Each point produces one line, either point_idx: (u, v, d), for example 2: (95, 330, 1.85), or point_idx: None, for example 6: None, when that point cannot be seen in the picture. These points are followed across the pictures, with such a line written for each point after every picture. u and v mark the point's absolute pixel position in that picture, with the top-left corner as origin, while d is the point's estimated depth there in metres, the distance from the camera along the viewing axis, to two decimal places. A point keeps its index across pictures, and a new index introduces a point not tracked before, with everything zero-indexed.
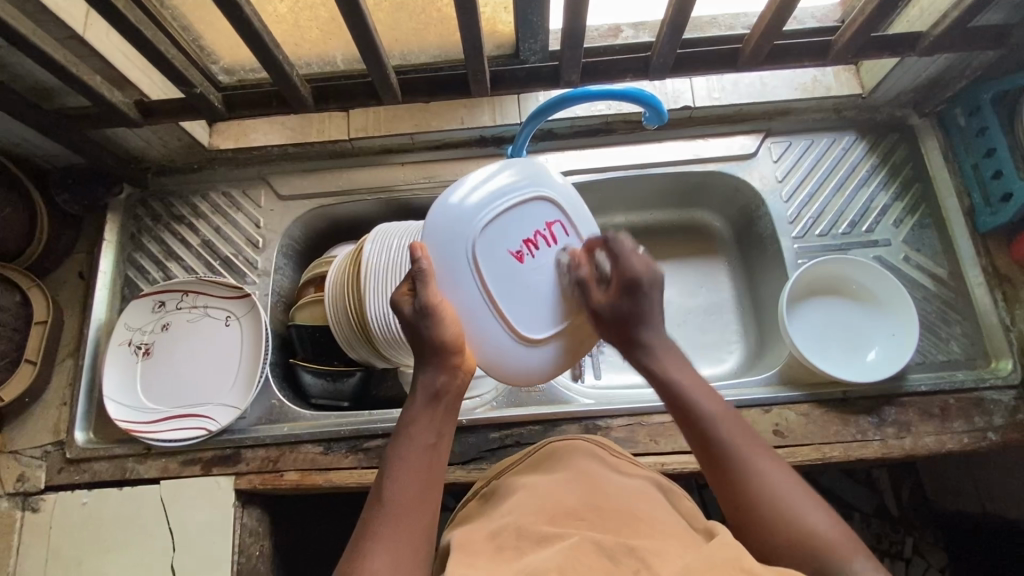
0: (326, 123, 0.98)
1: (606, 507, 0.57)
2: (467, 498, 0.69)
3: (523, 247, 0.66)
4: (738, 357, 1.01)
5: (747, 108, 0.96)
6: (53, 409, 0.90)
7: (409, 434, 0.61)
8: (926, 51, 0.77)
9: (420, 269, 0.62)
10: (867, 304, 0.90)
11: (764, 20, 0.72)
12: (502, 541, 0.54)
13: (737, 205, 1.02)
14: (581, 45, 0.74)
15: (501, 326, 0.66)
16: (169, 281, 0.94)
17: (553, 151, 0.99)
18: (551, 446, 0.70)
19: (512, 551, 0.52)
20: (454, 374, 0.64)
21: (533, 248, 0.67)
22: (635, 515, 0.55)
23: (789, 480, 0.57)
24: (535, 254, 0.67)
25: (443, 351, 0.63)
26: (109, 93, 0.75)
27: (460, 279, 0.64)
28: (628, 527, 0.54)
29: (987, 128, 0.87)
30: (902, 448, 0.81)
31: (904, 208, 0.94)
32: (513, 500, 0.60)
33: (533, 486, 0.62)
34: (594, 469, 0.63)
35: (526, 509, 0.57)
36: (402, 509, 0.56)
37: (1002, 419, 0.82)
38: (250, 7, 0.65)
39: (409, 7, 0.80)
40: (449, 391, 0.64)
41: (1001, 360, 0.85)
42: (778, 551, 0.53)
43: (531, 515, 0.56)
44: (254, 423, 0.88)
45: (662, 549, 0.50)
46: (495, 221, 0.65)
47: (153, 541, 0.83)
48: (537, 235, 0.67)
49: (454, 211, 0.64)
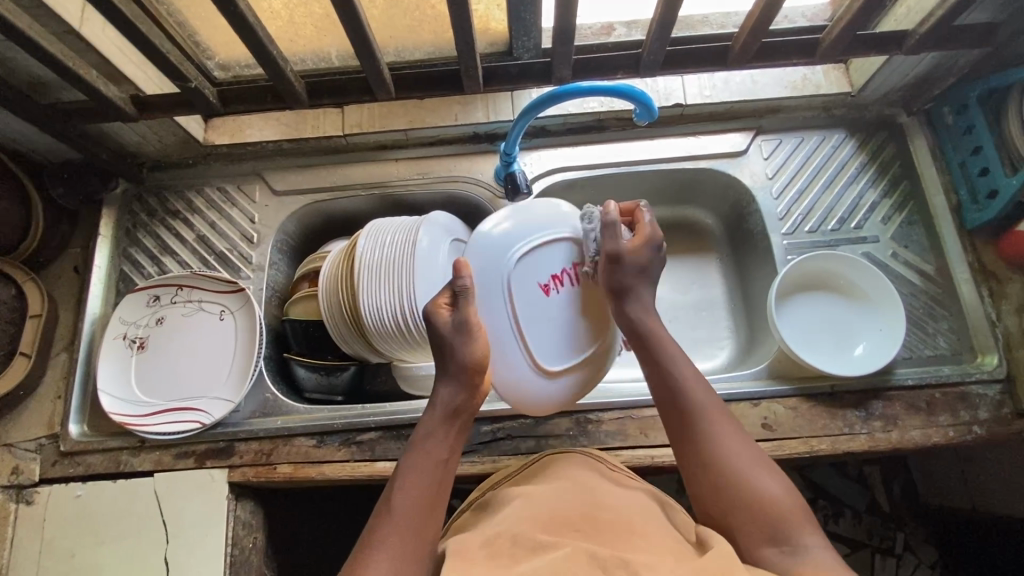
0: (320, 120, 0.99)
1: (601, 518, 0.60)
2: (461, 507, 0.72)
3: (551, 281, 0.75)
4: (729, 353, 1.01)
5: (738, 106, 0.97)
6: (48, 402, 0.90)
7: (422, 446, 0.67)
8: (913, 49, 0.78)
9: (463, 287, 0.71)
10: (855, 300, 0.91)
11: (752, 18, 0.73)
12: (498, 546, 0.56)
13: (728, 202, 1.03)
14: (571, 42, 0.75)
15: (524, 356, 0.75)
16: (164, 275, 0.94)
17: (546, 148, 1.00)
18: (546, 459, 0.73)
19: (511, 556, 0.55)
20: (470, 395, 0.71)
21: (559, 284, 0.76)
22: (629, 528, 0.59)
23: (748, 454, 0.64)
24: (559, 290, 0.76)
25: (469, 372, 0.70)
26: (105, 88, 0.76)
27: (495, 306, 0.74)
28: (620, 538, 0.57)
29: (973, 127, 0.88)
30: (888, 441, 0.82)
31: (892, 205, 0.95)
32: (512, 507, 0.63)
33: (531, 495, 0.64)
34: (591, 480, 0.66)
35: (525, 517, 0.60)
36: (411, 514, 0.60)
37: (987, 413, 0.83)
38: (244, 1, 0.66)
39: (404, 4, 0.80)
40: (464, 410, 0.71)
41: (987, 355, 0.87)
42: (737, 514, 0.61)
43: (529, 523, 0.59)
44: (248, 416, 0.89)
45: (653, 561, 0.53)
46: (528, 257, 0.74)
47: (147, 534, 0.83)
48: (564, 273, 0.76)
49: (491, 245, 0.74)
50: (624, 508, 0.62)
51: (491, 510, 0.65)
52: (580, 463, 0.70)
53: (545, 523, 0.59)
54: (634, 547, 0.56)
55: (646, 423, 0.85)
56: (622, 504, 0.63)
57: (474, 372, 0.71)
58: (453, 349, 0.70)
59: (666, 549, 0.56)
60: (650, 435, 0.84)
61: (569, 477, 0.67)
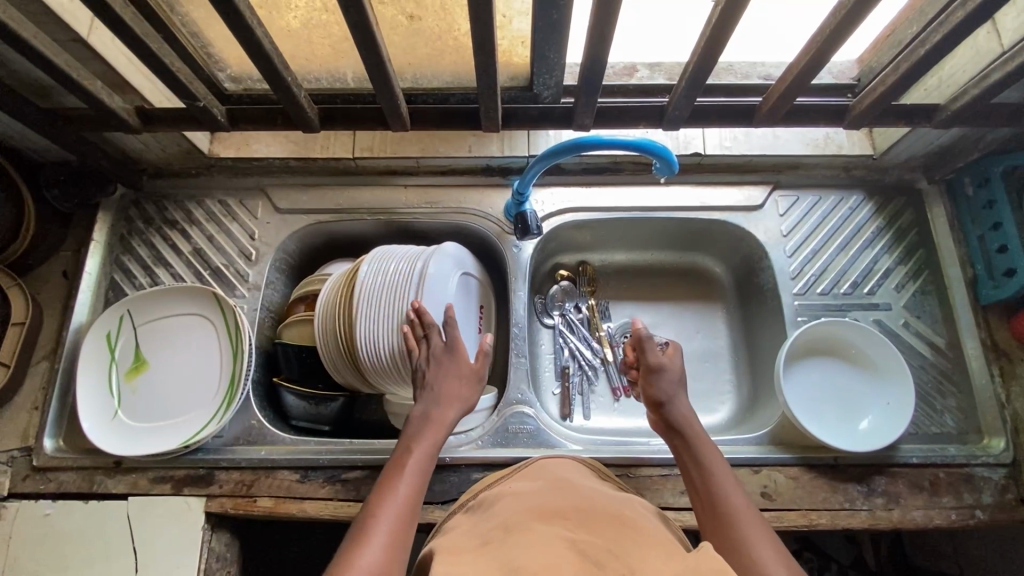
0: (330, 140, 0.96)
1: (591, 506, 0.52)
2: (453, 511, 0.65)
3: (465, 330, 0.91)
4: (731, 409, 0.99)
5: (757, 159, 0.95)
6: (24, 413, 0.87)
7: (435, 421, 0.72)
8: (943, 122, 0.77)
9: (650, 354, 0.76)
10: (861, 369, 0.89)
11: (790, 76, 0.71)
12: (491, 537, 0.48)
13: (740, 254, 1.01)
14: (597, 91, 0.74)
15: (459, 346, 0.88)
16: (178, 289, 0.90)
17: (560, 185, 0.98)
18: (536, 463, 0.68)
19: (497, 540, 0.47)
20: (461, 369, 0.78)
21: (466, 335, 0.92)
22: (623, 520, 0.50)
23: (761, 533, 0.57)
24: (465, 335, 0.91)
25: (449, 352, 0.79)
26: (109, 98, 0.73)
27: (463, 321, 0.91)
28: (614, 529, 0.48)
29: (995, 202, 0.87)
30: (889, 520, 0.79)
31: (907, 272, 0.94)
32: (500, 503, 0.55)
33: (520, 492, 0.57)
34: (584, 481, 0.59)
35: (514, 507, 0.52)
36: (416, 482, 0.63)
37: (990, 497, 0.81)
38: (262, 29, 0.63)
39: (425, 33, 0.77)
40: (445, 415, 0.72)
41: (994, 437, 0.85)
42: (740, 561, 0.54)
43: (518, 513, 0.51)
44: (229, 443, 0.86)
45: (649, 557, 0.45)
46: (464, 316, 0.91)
47: (114, 561, 0.79)
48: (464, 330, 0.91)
49: (461, 295, 0.91)
50: (622, 504, 0.54)
51: (482, 510, 0.57)
52: (575, 466, 0.66)
53: (537, 507, 0.52)
54: (631, 540, 0.47)
55: (642, 483, 0.82)
56: (616, 499, 0.55)
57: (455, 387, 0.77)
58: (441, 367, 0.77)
59: (658, 544, 0.47)
60: (646, 495, 0.81)
61: (560, 476, 0.60)
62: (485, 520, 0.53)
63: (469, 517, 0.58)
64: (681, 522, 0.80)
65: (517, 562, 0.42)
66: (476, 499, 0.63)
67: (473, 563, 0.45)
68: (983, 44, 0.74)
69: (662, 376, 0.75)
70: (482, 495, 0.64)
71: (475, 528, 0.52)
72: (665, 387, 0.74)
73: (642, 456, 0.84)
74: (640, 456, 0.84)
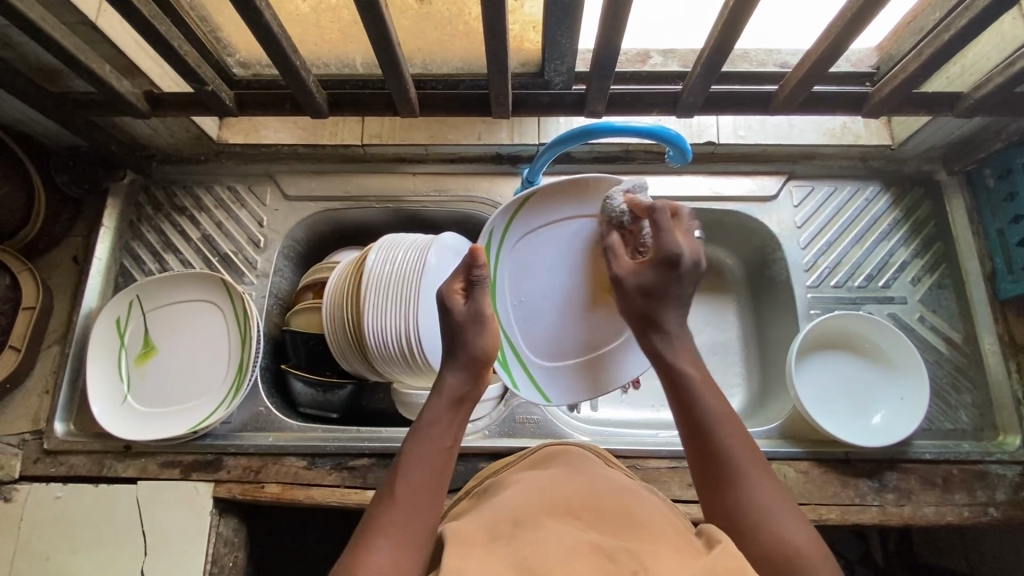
0: (339, 127, 0.95)
1: (601, 501, 0.51)
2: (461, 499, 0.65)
3: None
4: (740, 402, 0.98)
5: (772, 149, 0.93)
6: (35, 397, 0.88)
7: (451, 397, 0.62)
8: (965, 112, 0.75)
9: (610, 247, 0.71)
10: (876, 364, 0.87)
11: (808, 63, 0.70)
12: (502, 530, 0.48)
13: (752, 245, 1.00)
14: (610, 77, 0.72)
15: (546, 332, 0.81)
16: (179, 275, 0.89)
17: (570, 174, 0.97)
18: (540, 449, 0.68)
19: (509, 536, 0.46)
20: (476, 387, 0.65)
21: None
22: (632, 513, 0.50)
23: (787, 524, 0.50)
24: None
25: (478, 363, 0.64)
26: (118, 83, 0.73)
27: None
28: (625, 524, 0.48)
29: (1016, 194, 0.85)
30: (900, 516, 0.78)
31: (923, 266, 0.92)
32: (509, 494, 0.55)
33: (530, 482, 0.56)
34: (588, 469, 0.59)
35: (524, 500, 0.51)
36: (434, 474, 0.55)
37: (1004, 495, 0.80)
38: (271, 12, 0.63)
39: (436, 17, 0.76)
40: (467, 401, 0.63)
41: (1009, 435, 0.84)
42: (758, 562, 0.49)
43: (529, 505, 0.50)
44: (237, 429, 0.86)
45: (663, 551, 0.44)
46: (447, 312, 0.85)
47: (122, 544, 0.80)
48: None
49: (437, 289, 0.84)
50: (632, 496, 0.54)
51: (491, 500, 0.57)
52: (581, 453, 0.65)
53: (547, 500, 0.51)
54: (642, 535, 0.47)
55: (650, 475, 0.82)
56: (626, 491, 0.55)
57: (485, 363, 0.65)
58: (467, 337, 0.65)
59: (670, 538, 0.47)
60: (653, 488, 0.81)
61: (569, 463, 0.60)
62: (495, 507, 0.52)
63: (478, 505, 0.58)
64: (688, 515, 0.79)
65: (533, 560, 0.42)
66: (487, 486, 0.64)
67: (486, 556, 0.44)
68: (1009, 31, 0.72)
69: (668, 233, 0.65)
70: (490, 482, 0.64)
71: (485, 517, 0.51)
72: (685, 253, 0.65)
73: (650, 449, 0.83)
74: (648, 448, 0.84)
